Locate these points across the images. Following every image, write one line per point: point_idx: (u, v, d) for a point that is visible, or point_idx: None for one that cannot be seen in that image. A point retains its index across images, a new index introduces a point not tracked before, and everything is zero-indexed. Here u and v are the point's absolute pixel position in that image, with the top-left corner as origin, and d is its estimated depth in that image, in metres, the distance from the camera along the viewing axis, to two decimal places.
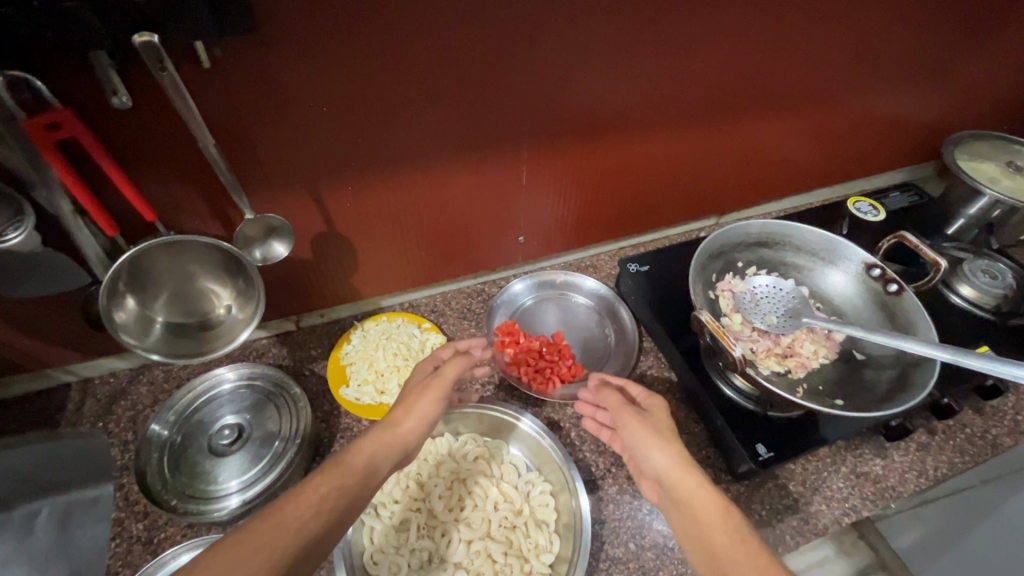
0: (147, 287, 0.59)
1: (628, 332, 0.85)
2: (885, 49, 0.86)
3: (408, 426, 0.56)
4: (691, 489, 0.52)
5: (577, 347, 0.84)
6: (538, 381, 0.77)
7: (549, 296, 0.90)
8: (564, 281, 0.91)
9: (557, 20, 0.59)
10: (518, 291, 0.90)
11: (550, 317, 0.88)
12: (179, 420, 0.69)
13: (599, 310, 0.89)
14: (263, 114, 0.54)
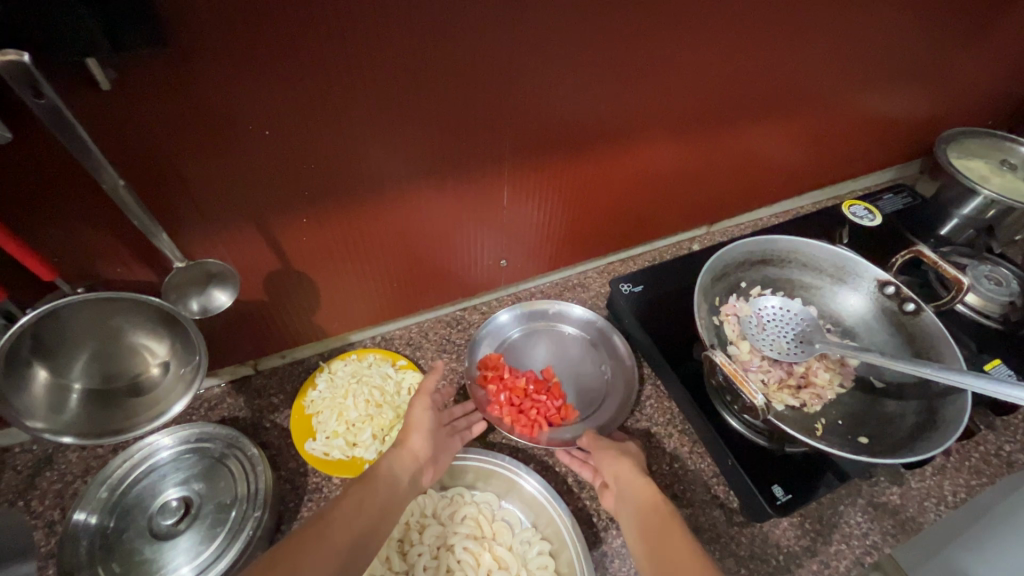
0: (57, 352, 0.48)
1: (627, 367, 0.75)
2: (882, 43, 0.81)
3: (414, 442, 0.58)
4: (640, 488, 0.56)
5: (567, 385, 0.75)
6: (522, 423, 0.68)
7: (538, 327, 0.80)
8: (555, 310, 0.81)
9: (536, 20, 0.51)
10: (506, 320, 0.80)
11: (540, 350, 0.79)
12: (114, 495, 0.59)
13: (595, 343, 0.79)
14: (187, 138, 0.44)
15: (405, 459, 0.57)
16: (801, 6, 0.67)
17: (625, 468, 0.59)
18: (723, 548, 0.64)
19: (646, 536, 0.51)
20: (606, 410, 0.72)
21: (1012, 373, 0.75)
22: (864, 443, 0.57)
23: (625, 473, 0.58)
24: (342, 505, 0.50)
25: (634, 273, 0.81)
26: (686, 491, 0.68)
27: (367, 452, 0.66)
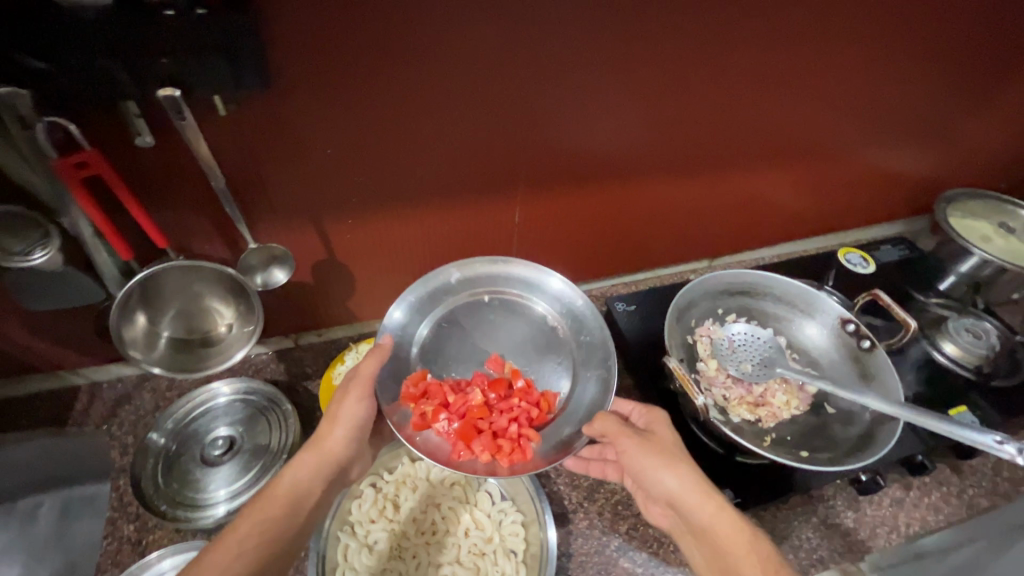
0: (156, 304, 0.63)
1: (588, 321, 0.75)
2: (875, 104, 0.89)
3: (334, 439, 0.59)
4: (710, 515, 0.53)
5: (538, 360, 0.74)
6: (507, 456, 0.63)
7: (454, 306, 0.76)
8: (459, 277, 0.76)
9: (541, 73, 0.64)
10: (400, 322, 0.73)
11: (467, 338, 0.75)
12: (176, 428, 0.73)
13: (533, 294, 0.77)
14: (269, 149, 0.59)
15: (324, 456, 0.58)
16: (786, 69, 0.78)
17: (684, 483, 0.55)
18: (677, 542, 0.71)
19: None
20: (588, 378, 0.72)
21: (977, 421, 0.80)
22: (804, 455, 0.64)
23: (681, 490, 0.55)
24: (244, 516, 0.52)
25: (628, 294, 0.91)
26: None
27: None
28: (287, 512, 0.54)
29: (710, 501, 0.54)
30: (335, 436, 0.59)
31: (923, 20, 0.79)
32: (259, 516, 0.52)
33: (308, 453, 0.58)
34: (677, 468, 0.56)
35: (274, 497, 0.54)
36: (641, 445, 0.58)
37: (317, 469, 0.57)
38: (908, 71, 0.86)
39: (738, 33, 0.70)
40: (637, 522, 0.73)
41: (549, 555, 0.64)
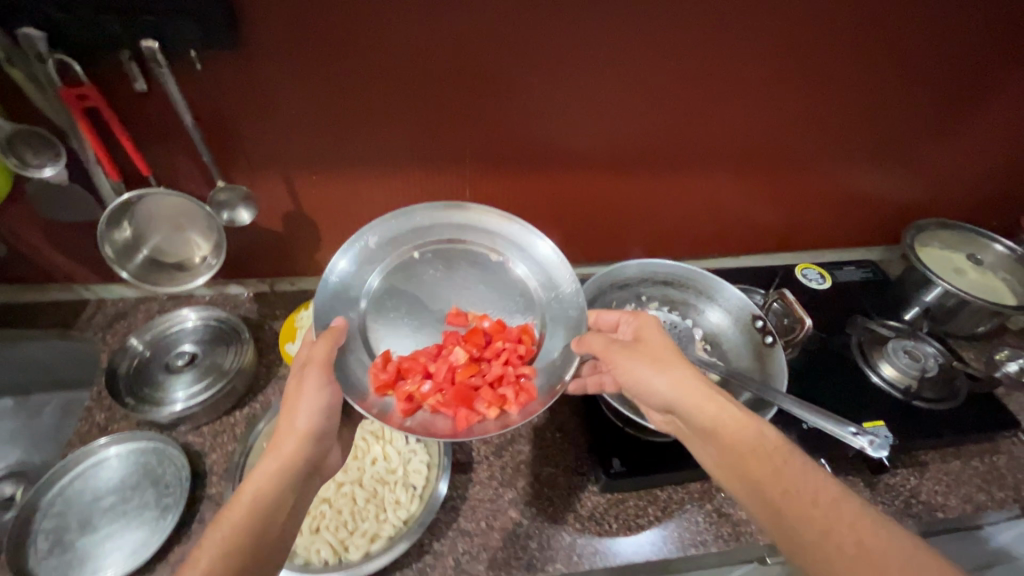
0: (141, 226, 0.76)
1: (531, 250, 0.79)
2: (835, 124, 0.92)
3: (301, 424, 0.60)
4: (711, 416, 0.60)
5: (505, 290, 0.79)
6: (515, 402, 0.66)
7: (385, 272, 0.77)
8: (377, 240, 0.77)
9: (482, 59, 0.74)
10: (340, 300, 0.74)
11: (408, 300, 0.77)
12: (153, 339, 0.86)
13: (471, 234, 0.81)
14: (242, 104, 0.70)
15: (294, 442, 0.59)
16: (731, 80, 0.82)
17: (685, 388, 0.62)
18: (568, 504, 0.76)
19: (743, 475, 0.57)
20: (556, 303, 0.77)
21: (890, 435, 0.77)
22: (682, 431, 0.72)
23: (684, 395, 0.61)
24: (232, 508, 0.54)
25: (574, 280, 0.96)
26: (555, 454, 0.81)
27: None
28: (271, 499, 0.55)
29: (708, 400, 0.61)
30: (300, 422, 0.60)
31: (878, 46, 0.82)
32: (226, 524, 0.53)
33: (280, 443, 0.59)
34: (674, 376, 0.62)
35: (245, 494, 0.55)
36: (646, 360, 0.64)
37: (281, 468, 0.58)
38: (867, 94, 0.88)
39: (673, 41, 0.76)
40: (534, 481, 0.78)
41: (438, 498, 0.71)
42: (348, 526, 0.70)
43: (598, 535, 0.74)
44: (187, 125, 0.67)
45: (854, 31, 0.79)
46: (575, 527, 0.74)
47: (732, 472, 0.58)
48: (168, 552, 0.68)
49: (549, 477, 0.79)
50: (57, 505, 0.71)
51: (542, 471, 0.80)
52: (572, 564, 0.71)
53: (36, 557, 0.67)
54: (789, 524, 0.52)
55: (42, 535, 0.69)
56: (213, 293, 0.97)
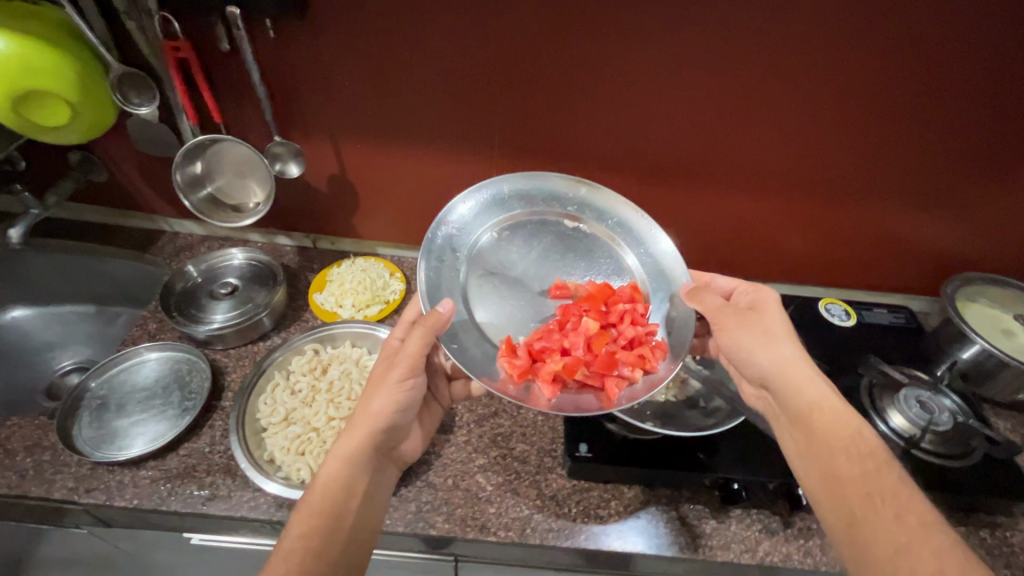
0: (211, 166, 0.89)
1: (614, 212, 0.81)
2: (874, 156, 0.89)
3: (373, 412, 0.67)
4: (815, 403, 0.64)
5: (598, 252, 0.80)
6: (650, 361, 0.68)
7: (476, 254, 0.76)
8: (458, 219, 0.76)
9: (514, 51, 0.80)
10: (439, 281, 0.70)
11: (497, 277, 0.76)
12: (206, 269, 0.98)
13: (547, 202, 0.81)
14: (301, 70, 0.81)
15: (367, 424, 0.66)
16: (764, 98, 0.83)
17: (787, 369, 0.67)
18: (534, 481, 0.79)
19: (828, 471, 0.60)
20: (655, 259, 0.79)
21: None
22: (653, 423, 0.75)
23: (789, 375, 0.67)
24: (321, 478, 0.63)
25: None
26: (533, 435, 0.85)
27: (344, 312, 0.97)
28: (345, 473, 0.63)
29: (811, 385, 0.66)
30: (377, 411, 0.67)
31: (926, 81, 0.79)
32: (308, 502, 0.61)
33: (357, 425, 0.66)
34: (787, 354, 0.68)
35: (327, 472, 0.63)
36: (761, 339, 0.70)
37: (351, 455, 0.64)
38: (912, 130, 0.85)
39: (705, 54, 0.79)
40: (507, 454, 0.82)
41: None
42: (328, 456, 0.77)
43: (556, 515, 0.76)
44: (256, 84, 0.78)
45: (899, 63, 0.78)
46: (535, 503, 0.77)
47: (811, 460, 0.62)
48: (180, 446, 0.79)
49: (522, 454, 0.82)
50: (104, 390, 0.84)
51: (517, 446, 0.83)
52: (523, 535, 0.73)
53: (79, 427, 0.79)
54: (868, 525, 0.55)
55: (88, 411, 0.81)
56: (265, 241, 1.09)
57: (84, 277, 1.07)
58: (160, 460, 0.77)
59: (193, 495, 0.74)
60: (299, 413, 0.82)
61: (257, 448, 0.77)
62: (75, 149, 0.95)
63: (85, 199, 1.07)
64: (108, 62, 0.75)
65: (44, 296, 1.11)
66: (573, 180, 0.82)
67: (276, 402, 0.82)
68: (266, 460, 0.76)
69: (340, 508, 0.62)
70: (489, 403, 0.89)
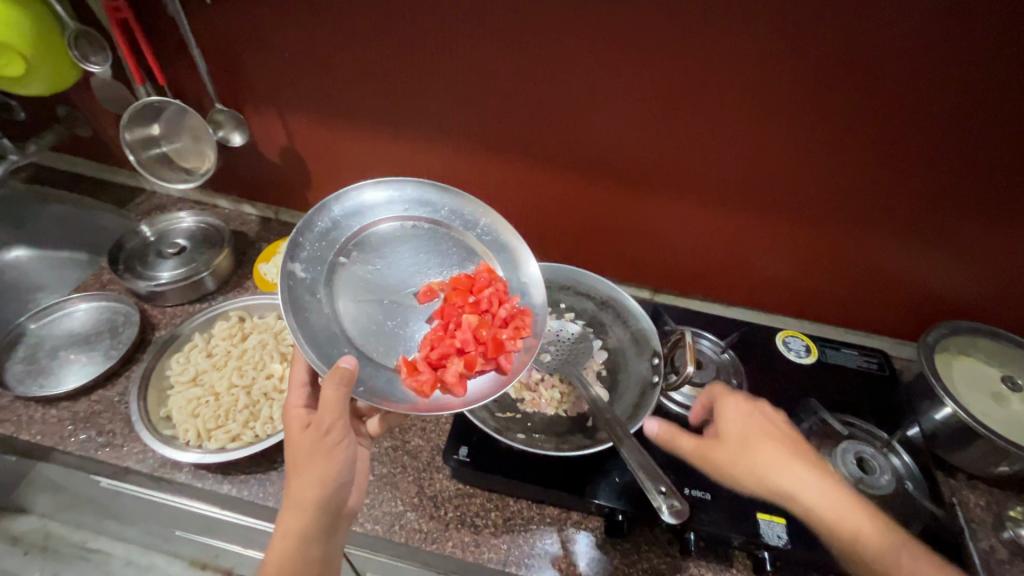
0: (167, 129, 0.93)
1: (441, 202, 0.77)
2: (844, 182, 0.78)
3: (302, 492, 0.56)
4: (834, 509, 0.57)
5: (446, 246, 0.75)
6: (526, 328, 0.67)
7: (336, 288, 0.67)
8: (298, 267, 0.66)
9: (439, 35, 0.77)
10: (319, 331, 0.62)
11: (368, 307, 0.68)
12: (159, 230, 1.02)
13: (375, 216, 0.74)
14: (239, 36, 0.83)
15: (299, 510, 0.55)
16: (708, 106, 0.75)
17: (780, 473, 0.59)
18: (419, 478, 0.76)
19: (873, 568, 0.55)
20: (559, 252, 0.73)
21: (784, 536, 0.67)
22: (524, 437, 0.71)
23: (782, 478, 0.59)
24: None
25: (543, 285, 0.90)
26: (432, 431, 0.82)
27: None
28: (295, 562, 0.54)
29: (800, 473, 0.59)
30: (307, 492, 0.56)
31: (895, 100, 0.68)
32: None
33: (289, 512, 0.55)
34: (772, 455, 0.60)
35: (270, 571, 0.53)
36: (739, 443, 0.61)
37: (297, 542, 0.54)
38: (886, 155, 0.74)
39: (637, 51, 0.72)
40: (400, 446, 0.80)
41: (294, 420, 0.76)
42: (215, 420, 0.78)
43: (428, 516, 0.72)
44: (192, 47, 0.81)
45: (860, 76, 0.67)
46: (412, 501, 0.74)
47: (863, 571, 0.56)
48: (94, 392, 0.82)
49: (415, 448, 0.80)
50: (42, 331, 0.89)
51: (412, 440, 0.81)
52: (390, 530, 0.71)
53: (11, 363, 0.85)
54: None
55: (23, 349, 0.87)
56: (232, 208, 1.12)
57: (71, 227, 1.15)
58: (72, 402, 0.81)
59: (90, 440, 0.77)
60: (206, 376, 0.83)
61: (157, 404, 0.79)
62: (63, 104, 1.03)
63: (79, 154, 1.15)
64: (62, 20, 0.79)
65: (35, 240, 1.18)
66: (396, 183, 0.76)
67: (187, 362, 0.84)
68: (162, 416, 0.78)
69: None
70: None
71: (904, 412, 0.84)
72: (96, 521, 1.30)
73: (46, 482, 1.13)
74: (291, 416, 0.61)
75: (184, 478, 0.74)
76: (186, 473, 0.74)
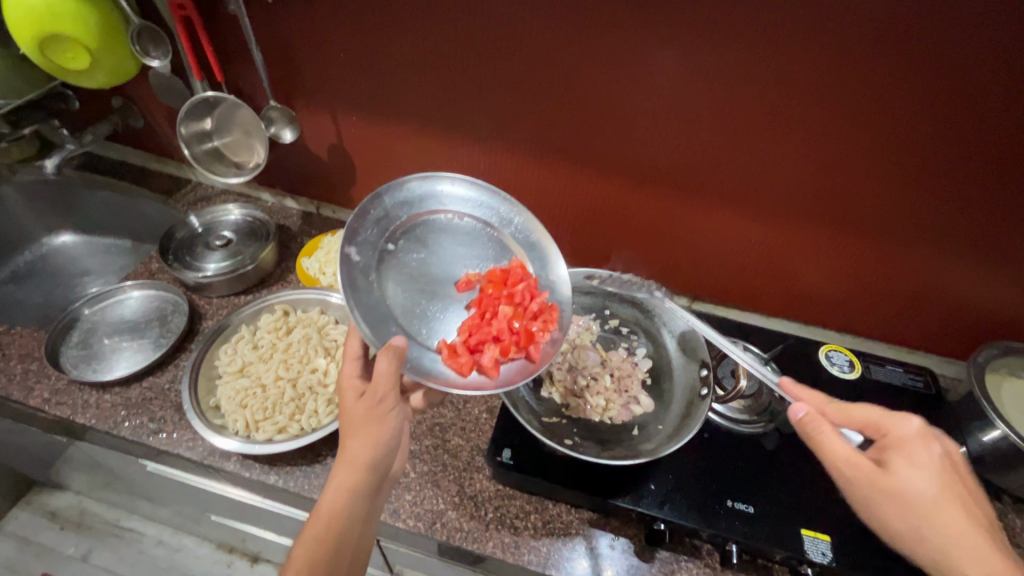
0: (220, 124, 0.95)
1: (480, 200, 0.77)
2: (902, 198, 0.77)
3: (352, 451, 0.58)
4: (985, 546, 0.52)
5: (484, 240, 0.76)
6: (554, 323, 0.67)
7: (384, 274, 0.67)
8: (353, 249, 0.65)
9: (492, 40, 0.77)
10: (373, 313, 0.63)
11: (413, 292, 0.68)
12: (206, 221, 1.04)
13: (420, 207, 0.74)
14: (294, 35, 0.84)
15: (349, 468, 0.57)
16: (765, 118, 0.74)
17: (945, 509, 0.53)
18: (459, 478, 0.77)
19: None
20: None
21: (828, 553, 0.66)
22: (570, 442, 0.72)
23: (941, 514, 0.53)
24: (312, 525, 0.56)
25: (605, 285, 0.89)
26: (472, 431, 0.83)
27: (324, 280, 0.98)
28: (342, 515, 0.56)
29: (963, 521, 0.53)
30: (360, 453, 0.57)
31: (965, 117, 0.66)
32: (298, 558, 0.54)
33: (343, 469, 0.57)
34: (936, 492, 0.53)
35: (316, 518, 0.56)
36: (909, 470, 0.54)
37: (346, 499, 0.56)
38: (950, 173, 0.72)
39: (696, 60, 0.71)
40: (440, 445, 0.81)
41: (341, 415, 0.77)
42: (263, 411, 0.79)
43: (468, 516, 0.73)
44: (251, 45, 0.82)
45: (929, 92, 0.66)
46: (452, 499, 0.75)
47: None
48: (145, 378, 0.85)
49: (454, 448, 0.81)
50: (95, 317, 0.92)
51: (452, 439, 0.82)
52: (432, 528, 0.72)
53: (66, 346, 0.88)
54: None
55: (77, 333, 0.90)
56: (275, 202, 1.15)
57: (118, 214, 1.18)
58: (124, 388, 0.83)
59: (142, 425, 0.79)
60: (253, 367, 0.85)
61: (206, 394, 0.81)
62: (117, 95, 1.06)
63: (128, 144, 1.18)
64: (127, 15, 0.81)
65: (83, 226, 1.21)
66: (442, 176, 0.76)
67: (235, 353, 0.86)
68: (210, 406, 0.80)
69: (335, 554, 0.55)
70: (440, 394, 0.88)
71: (949, 433, 0.82)
72: (129, 500, 1.33)
73: (85, 460, 1.17)
74: (345, 387, 0.63)
75: (232, 467, 0.76)
76: (234, 462, 0.76)
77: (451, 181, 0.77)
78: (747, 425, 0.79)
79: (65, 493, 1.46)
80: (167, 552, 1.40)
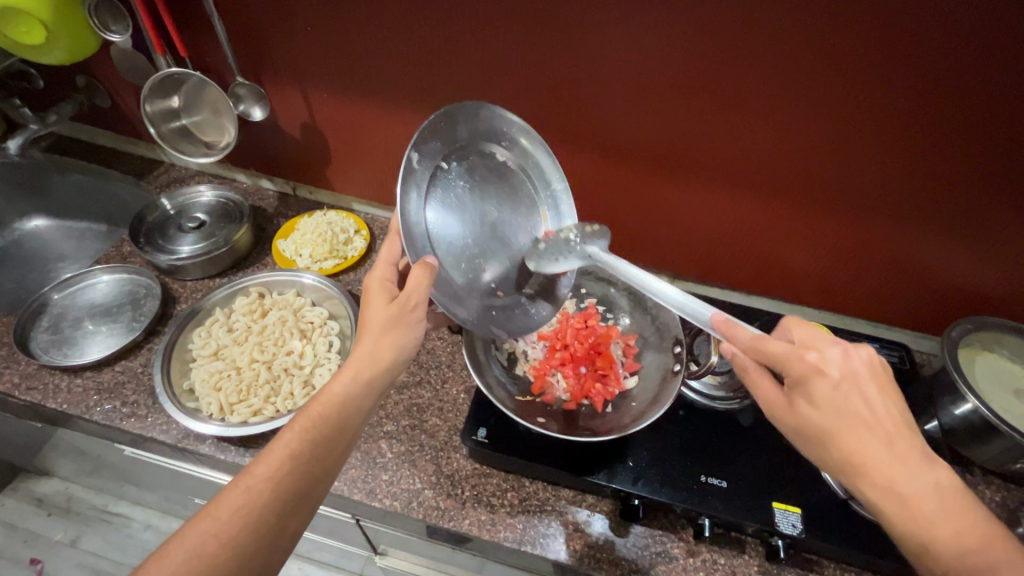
0: (187, 101, 0.93)
1: (539, 162, 0.73)
2: (878, 170, 0.76)
3: (364, 344, 0.56)
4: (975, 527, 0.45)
5: (524, 194, 0.72)
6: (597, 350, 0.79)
7: (434, 192, 0.62)
8: (417, 156, 0.60)
9: (457, 14, 0.75)
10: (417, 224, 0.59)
11: (455, 222, 0.64)
12: (179, 204, 1.02)
13: (483, 136, 0.69)
14: (256, 11, 0.82)
15: (365, 359, 0.55)
16: (738, 93, 0.73)
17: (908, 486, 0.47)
18: (435, 457, 0.77)
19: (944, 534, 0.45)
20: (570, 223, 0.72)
21: (798, 525, 0.67)
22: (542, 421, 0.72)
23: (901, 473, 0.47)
24: (318, 401, 0.54)
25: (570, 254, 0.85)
26: (450, 411, 0.83)
27: (301, 262, 0.97)
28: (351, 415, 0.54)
29: (960, 486, 0.46)
30: (382, 353, 0.56)
31: (936, 89, 0.65)
32: (291, 435, 0.51)
33: (360, 361, 0.55)
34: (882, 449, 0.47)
35: (321, 404, 0.54)
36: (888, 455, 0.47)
37: (356, 391, 0.55)
38: (926, 145, 0.71)
39: (665, 32, 0.70)
40: (417, 425, 0.81)
41: None
42: (238, 394, 0.79)
43: (445, 494, 0.73)
44: (214, 20, 0.80)
45: (900, 63, 0.65)
46: (429, 479, 0.75)
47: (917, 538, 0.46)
48: (118, 362, 0.84)
49: (432, 427, 0.81)
50: (65, 301, 0.91)
51: (429, 419, 0.82)
52: (407, 507, 0.72)
53: (37, 332, 0.86)
54: None
55: (47, 319, 0.88)
56: (250, 183, 1.13)
57: (88, 198, 1.15)
58: (97, 372, 0.82)
59: (115, 410, 0.78)
60: (228, 350, 0.84)
61: (180, 377, 0.81)
62: (82, 73, 1.03)
63: (98, 125, 1.15)
64: None
65: (54, 210, 1.18)
66: (507, 115, 0.71)
67: (210, 338, 0.85)
68: (184, 389, 0.80)
69: (327, 443, 0.52)
70: (416, 371, 0.88)
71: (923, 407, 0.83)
72: (115, 485, 1.33)
73: (68, 446, 1.16)
74: (372, 286, 0.60)
75: (207, 450, 0.75)
76: (209, 445, 0.76)
77: (520, 126, 0.72)
78: (722, 402, 0.80)
79: (52, 480, 1.45)
80: (156, 536, 1.40)
